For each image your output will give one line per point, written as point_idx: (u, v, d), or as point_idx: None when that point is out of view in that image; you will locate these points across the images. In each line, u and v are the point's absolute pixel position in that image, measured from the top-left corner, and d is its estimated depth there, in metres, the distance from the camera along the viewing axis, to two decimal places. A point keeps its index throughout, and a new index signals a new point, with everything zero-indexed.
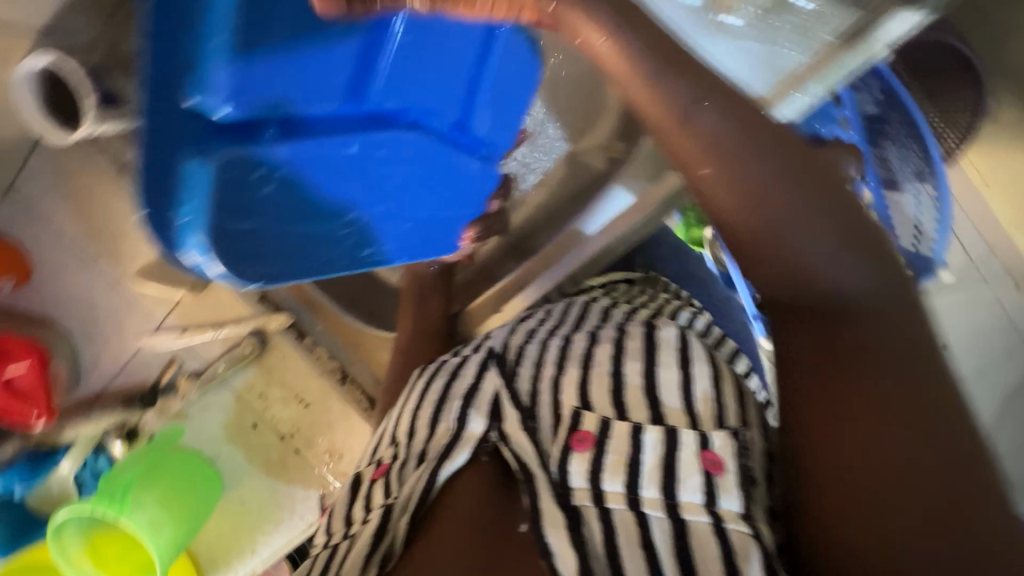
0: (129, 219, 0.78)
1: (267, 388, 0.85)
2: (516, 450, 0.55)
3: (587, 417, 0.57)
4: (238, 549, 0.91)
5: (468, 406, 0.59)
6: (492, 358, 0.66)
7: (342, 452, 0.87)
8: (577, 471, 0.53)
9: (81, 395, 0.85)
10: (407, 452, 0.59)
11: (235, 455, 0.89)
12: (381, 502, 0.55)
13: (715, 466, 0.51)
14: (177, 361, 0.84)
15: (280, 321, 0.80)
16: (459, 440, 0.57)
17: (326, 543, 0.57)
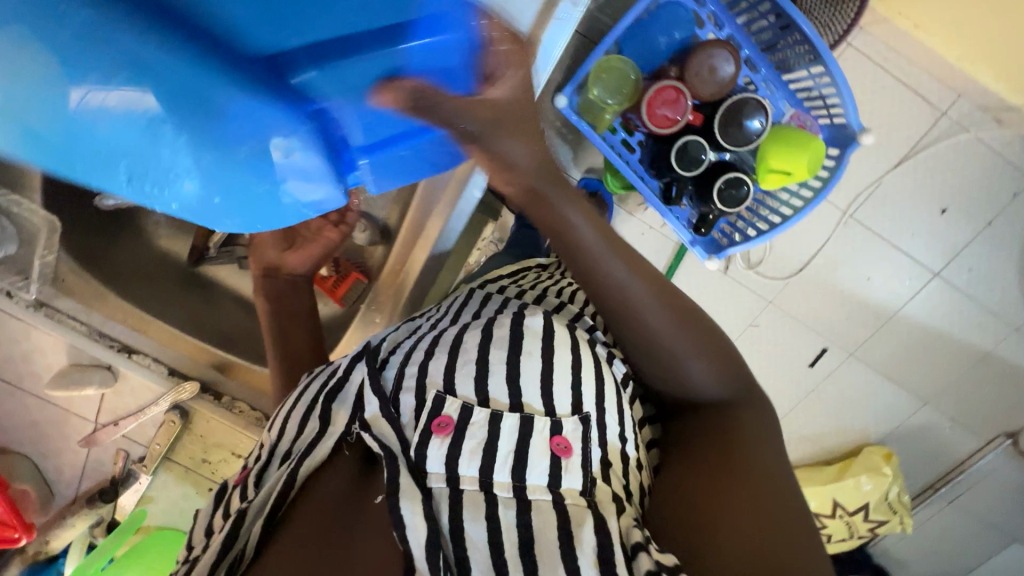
0: (26, 336, 0.81)
1: (207, 452, 0.91)
2: (375, 433, 0.64)
3: (449, 402, 0.67)
4: None
5: (329, 406, 0.69)
6: (363, 355, 0.76)
7: None
8: (434, 454, 0.63)
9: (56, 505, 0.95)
10: (268, 456, 0.70)
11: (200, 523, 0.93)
12: (236, 508, 0.63)
13: (565, 449, 0.65)
14: (122, 451, 0.89)
15: (191, 387, 0.86)
16: (320, 438, 0.67)
17: (187, 555, 0.64)
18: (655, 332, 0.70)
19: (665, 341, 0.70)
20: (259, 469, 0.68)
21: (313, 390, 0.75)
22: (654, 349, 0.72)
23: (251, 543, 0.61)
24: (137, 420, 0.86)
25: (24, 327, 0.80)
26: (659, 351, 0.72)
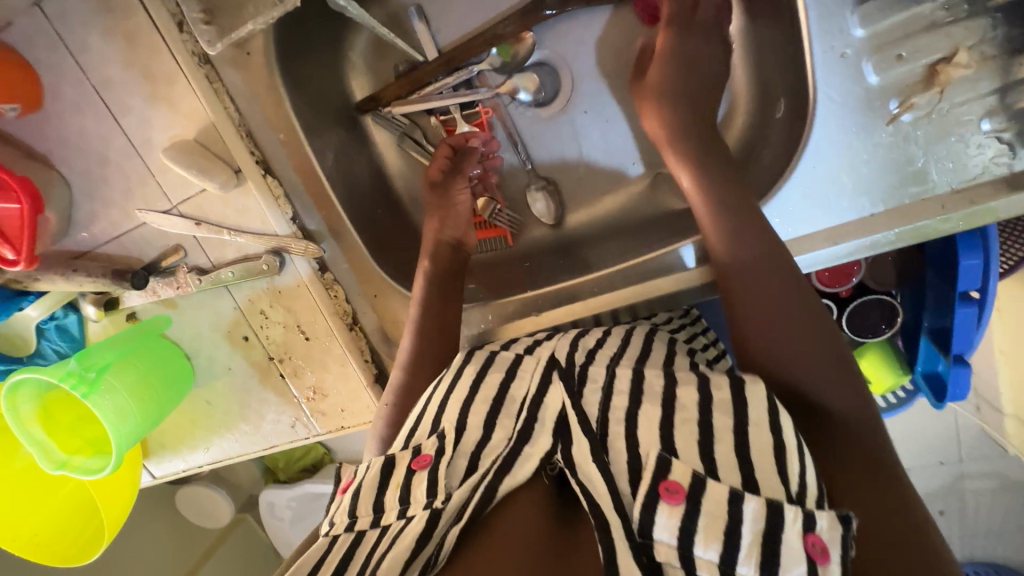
0: (170, 83, 0.67)
1: (270, 308, 0.78)
2: (584, 483, 0.50)
3: (677, 465, 0.48)
4: (192, 441, 0.92)
5: (532, 425, 0.55)
6: (558, 370, 0.58)
7: (328, 394, 0.83)
8: (661, 522, 0.46)
9: (95, 235, 0.78)
10: (453, 451, 0.55)
11: (217, 359, 0.84)
12: (428, 502, 0.52)
13: (820, 553, 0.43)
14: (181, 251, 0.76)
15: (271, 263, 0.74)
16: (520, 455, 0.54)
17: (351, 528, 0.54)
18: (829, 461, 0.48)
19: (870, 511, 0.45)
20: (445, 462, 0.55)
21: (495, 384, 0.60)
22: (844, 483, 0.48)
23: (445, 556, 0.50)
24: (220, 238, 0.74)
25: (176, 76, 0.66)
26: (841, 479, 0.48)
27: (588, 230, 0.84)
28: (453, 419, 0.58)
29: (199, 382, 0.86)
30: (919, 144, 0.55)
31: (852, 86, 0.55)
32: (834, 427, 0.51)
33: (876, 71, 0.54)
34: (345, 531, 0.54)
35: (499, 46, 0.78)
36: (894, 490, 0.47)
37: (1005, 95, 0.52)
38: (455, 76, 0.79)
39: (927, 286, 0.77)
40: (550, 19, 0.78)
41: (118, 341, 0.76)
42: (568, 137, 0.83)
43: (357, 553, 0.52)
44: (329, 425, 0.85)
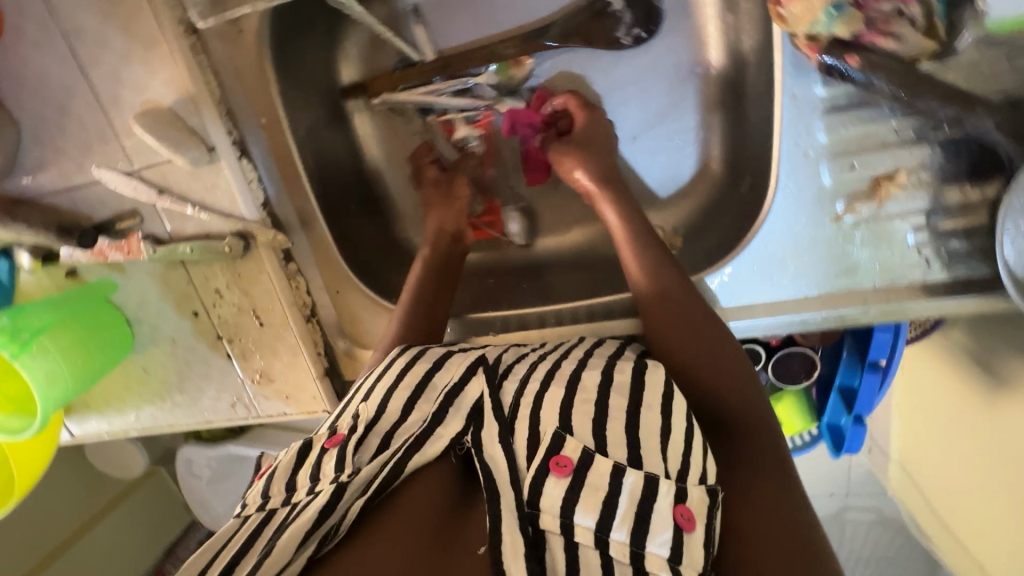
0: (150, 45, 0.63)
1: (226, 288, 0.76)
2: (486, 462, 0.48)
3: (568, 441, 0.48)
4: (120, 405, 0.89)
5: (444, 410, 0.51)
6: (483, 365, 0.56)
7: (276, 379, 0.83)
8: (546, 492, 0.46)
9: (42, 185, 0.74)
10: (365, 430, 0.50)
11: (161, 328, 0.82)
12: (335, 477, 0.47)
13: (688, 522, 0.44)
14: (138, 216, 0.74)
15: (233, 248, 0.72)
16: (431, 436, 0.50)
17: (263, 507, 0.48)
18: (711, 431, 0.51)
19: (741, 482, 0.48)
20: (358, 438, 0.50)
21: (419, 374, 0.56)
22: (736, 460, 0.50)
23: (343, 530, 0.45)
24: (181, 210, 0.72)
25: (157, 39, 0.63)
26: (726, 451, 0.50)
27: (555, 258, 0.87)
28: (372, 402, 0.53)
29: (137, 350, 0.84)
30: (857, 245, 0.62)
31: (807, 184, 0.60)
32: (731, 418, 0.53)
33: (831, 174, 0.59)
34: (256, 511, 0.48)
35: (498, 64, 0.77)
36: (772, 472, 0.48)
37: (929, 214, 0.59)
38: (451, 83, 0.78)
39: (844, 348, 0.86)
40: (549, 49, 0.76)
41: (55, 303, 0.72)
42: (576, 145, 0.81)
43: (264, 528, 0.45)
44: (270, 409, 0.85)
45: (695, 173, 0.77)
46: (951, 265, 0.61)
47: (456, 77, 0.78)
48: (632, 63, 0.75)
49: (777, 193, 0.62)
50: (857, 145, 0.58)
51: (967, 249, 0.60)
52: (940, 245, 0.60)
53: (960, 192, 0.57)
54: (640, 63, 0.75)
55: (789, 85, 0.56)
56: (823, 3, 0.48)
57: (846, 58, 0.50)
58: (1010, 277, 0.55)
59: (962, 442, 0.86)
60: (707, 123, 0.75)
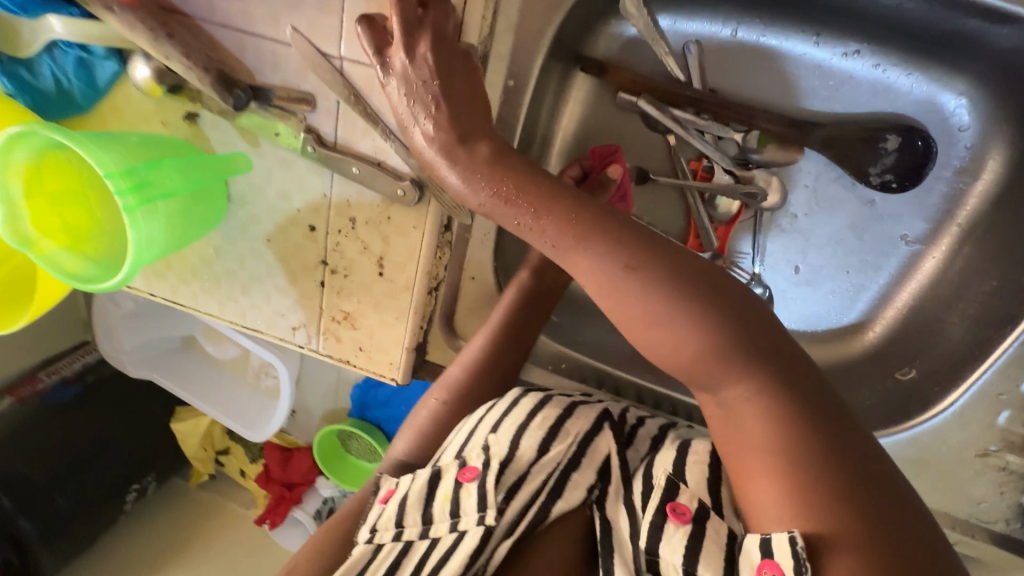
0: None
1: (365, 222, 0.67)
2: (609, 520, 0.51)
3: (684, 489, 0.50)
4: (163, 269, 0.78)
5: (580, 457, 0.55)
6: (608, 420, 0.59)
7: (359, 328, 0.75)
8: (668, 541, 0.47)
9: (215, 13, 0.60)
10: (499, 469, 0.53)
11: (261, 222, 0.71)
12: (479, 515, 0.51)
13: None
14: (313, 106, 0.62)
15: (405, 193, 0.63)
16: (568, 480, 0.54)
17: (399, 537, 0.53)
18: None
19: None
20: (493, 477, 0.52)
21: (549, 414, 0.58)
22: None
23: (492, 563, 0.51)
24: (369, 126, 0.62)
25: None
26: None
27: None
28: (506, 441, 0.55)
29: (223, 227, 0.73)
30: (977, 481, 0.65)
31: (979, 419, 0.62)
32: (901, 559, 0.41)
33: (1003, 421, 0.61)
34: (391, 540, 0.53)
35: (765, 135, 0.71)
36: None
37: None
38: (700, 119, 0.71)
39: None
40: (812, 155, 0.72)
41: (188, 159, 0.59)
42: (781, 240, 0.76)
43: (404, 562, 0.51)
44: (333, 350, 0.78)
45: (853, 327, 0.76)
46: None
47: (704, 115, 0.71)
48: (860, 203, 0.72)
49: (948, 409, 0.63)
50: None
51: None
52: None
53: None
54: (865, 207, 0.72)
55: None
56: None
57: None
58: None
59: None
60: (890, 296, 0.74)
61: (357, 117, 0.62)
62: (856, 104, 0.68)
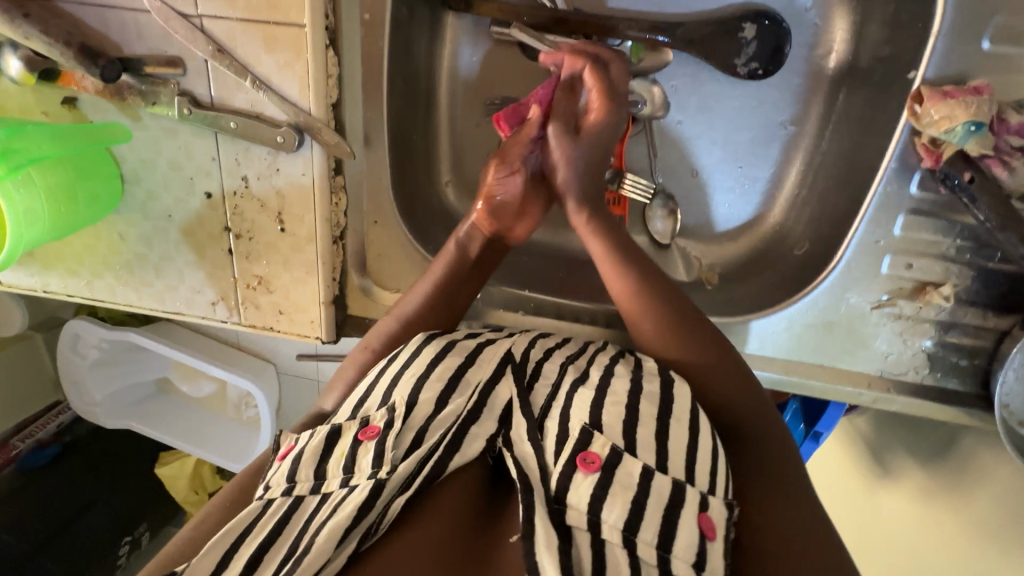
0: None
1: (257, 179, 0.69)
2: (518, 458, 0.52)
3: (598, 437, 0.51)
4: (76, 265, 0.79)
5: (480, 407, 0.55)
6: (512, 364, 0.59)
7: (275, 291, 0.75)
8: (576, 487, 0.49)
9: None
10: (400, 424, 0.53)
11: (158, 198, 0.72)
12: (372, 473, 0.50)
13: (710, 531, 0.47)
14: (182, 68, 0.64)
15: (284, 138, 0.65)
16: (466, 435, 0.53)
17: (289, 493, 0.52)
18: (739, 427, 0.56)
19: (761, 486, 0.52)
20: (393, 437, 0.52)
21: (450, 368, 0.58)
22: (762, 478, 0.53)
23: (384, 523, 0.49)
24: (239, 80, 0.64)
25: None
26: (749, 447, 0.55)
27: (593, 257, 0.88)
28: (405, 394, 0.55)
29: (121, 211, 0.73)
30: (879, 336, 0.68)
31: (867, 270, 0.65)
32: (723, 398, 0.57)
33: (888, 266, 0.64)
34: (282, 495, 0.51)
35: (635, 43, 0.73)
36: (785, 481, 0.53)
37: (947, 327, 0.66)
38: (570, 38, 0.73)
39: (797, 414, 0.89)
40: (681, 57, 0.75)
41: (59, 133, 0.64)
42: (676, 146, 0.79)
43: (293, 518, 0.49)
44: (256, 319, 0.78)
45: (755, 216, 0.79)
46: (944, 374, 0.68)
47: (575, 35, 0.73)
48: (739, 96, 0.75)
49: (838, 265, 0.66)
50: (919, 250, 0.63)
51: (964, 366, 0.67)
52: (945, 355, 0.67)
53: (981, 317, 0.64)
54: (738, 98, 0.75)
55: (890, 176, 0.60)
56: (966, 118, 0.53)
57: (963, 170, 0.56)
58: (999, 402, 0.63)
59: (846, 496, 0.97)
60: (781, 179, 0.77)
61: (227, 73, 0.63)
62: (708, 2, 0.72)
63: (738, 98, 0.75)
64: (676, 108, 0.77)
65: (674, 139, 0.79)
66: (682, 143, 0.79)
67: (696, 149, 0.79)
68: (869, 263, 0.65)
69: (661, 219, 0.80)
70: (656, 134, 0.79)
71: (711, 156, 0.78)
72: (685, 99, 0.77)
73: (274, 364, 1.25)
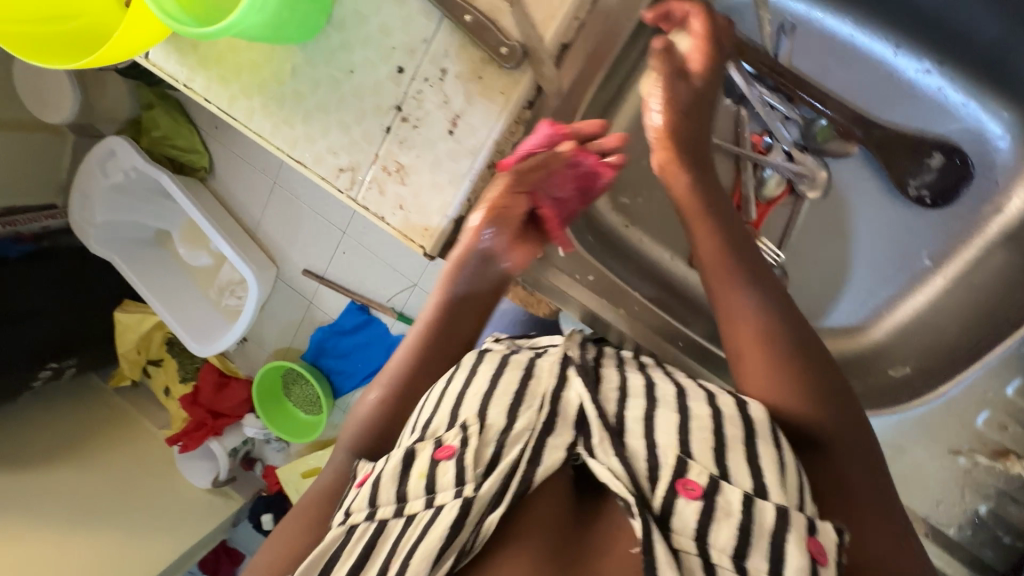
0: None
1: (455, 75, 0.69)
2: (605, 473, 0.49)
3: (695, 466, 0.48)
4: (230, 75, 0.78)
5: (553, 418, 0.52)
6: (573, 363, 0.56)
7: (408, 185, 0.75)
8: (680, 514, 0.47)
9: None
10: (475, 439, 0.51)
11: (350, 50, 0.72)
12: (455, 490, 0.50)
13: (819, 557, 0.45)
14: None
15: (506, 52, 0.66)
16: (544, 445, 0.51)
17: (371, 517, 0.51)
18: (847, 446, 0.53)
19: (860, 517, 0.51)
20: (468, 453, 0.51)
21: (512, 381, 0.55)
22: (860, 510, 0.51)
23: (481, 529, 0.49)
24: None
25: None
26: (850, 460, 0.53)
27: (691, 299, 0.90)
28: (473, 411, 0.53)
29: (308, 46, 0.74)
30: (941, 481, 0.69)
31: (960, 413, 0.68)
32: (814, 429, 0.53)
33: (982, 420, 0.67)
34: (364, 520, 0.51)
35: (827, 125, 0.77)
36: (884, 508, 0.52)
37: (1007, 501, 0.67)
38: (773, 94, 0.78)
39: None
40: (862, 157, 0.79)
41: None
42: (817, 233, 0.82)
43: (380, 540, 0.50)
44: (373, 203, 0.77)
45: (861, 328, 0.81)
46: (985, 543, 0.69)
47: (778, 94, 0.78)
48: (898, 214, 0.78)
49: (937, 399, 0.68)
50: (1017, 416, 0.66)
51: (1005, 545, 0.68)
52: (993, 528, 0.68)
53: None
54: (895, 216, 0.78)
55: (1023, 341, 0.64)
56: None
57: None
58: None
59: None
60: (899, 305, 0.79)
61: None
62: (911, 119, 0.76)
63: (892, 215, 0.78)
64: (834, 199, 0.81)
65: (816, 224, 0.82)
66: (822, 233, 0.82)
67: (833, 244, 0.81)
68: (966, 407, 0.67)
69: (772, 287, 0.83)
70: (806, 213, 0.82)
71: (843, 255, 0.81)
72: (846, 195, 0.80)
73: (277, 267, 1.40)
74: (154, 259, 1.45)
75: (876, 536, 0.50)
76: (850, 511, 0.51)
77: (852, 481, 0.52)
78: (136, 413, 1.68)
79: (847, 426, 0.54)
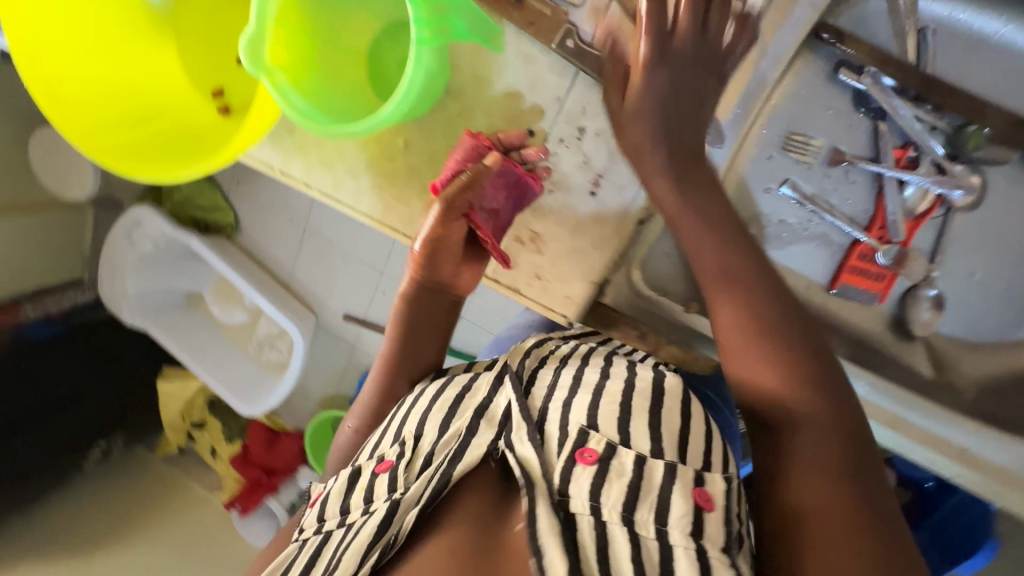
0: None
1: (596, 133, 0.64)
2: (520, 460, 0.49)
3: (594, 436, 0.49)
4: (331, 155, 0.73)
5: (477, 421, 0.53)
6: (509, 373, 0.57)
7: (546, 253, 0.70)
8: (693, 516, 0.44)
9: None
10: (411, 451, 0.53)
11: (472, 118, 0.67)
12: (387, 496, 0.50)
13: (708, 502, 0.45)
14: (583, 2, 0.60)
15: None
16: (467, 445, 0.51)
17: (319, 531, 0.53)
18: (810, 447, 0.46)
19: (819, 521, 0.43)
20: (403, 466, 0.52)
21: (449, 397, 0.57)
22: (814, 521, 0.43)
23: (402, 532, 0.48)
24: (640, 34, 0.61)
25: None
26: (819, 466, 0.45)
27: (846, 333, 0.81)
28: (412, 428, 0.55)
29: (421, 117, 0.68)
30: None
31: None
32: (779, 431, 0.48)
33: None
34: (313, 535, 0.53)
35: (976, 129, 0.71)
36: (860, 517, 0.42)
37: None
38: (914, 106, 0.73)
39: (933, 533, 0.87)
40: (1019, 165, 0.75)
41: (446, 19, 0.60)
42: (977, 248, 0.78)
43: (322, 551, 0.50)
44: (507, 276, 0.71)
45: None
46: None
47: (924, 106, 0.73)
48: None
49: None
50: None
51: None
52: None
53: None
54: None
55: None
56: None
57: None
58: None
59: None
60: None
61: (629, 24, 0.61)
62: None
63: None
64: (994, 211, 0.77)
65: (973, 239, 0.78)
66: (978, 246, 0.78)
67: (992, 257, 0.78)
68: None
69: (926, 308, 0.80)
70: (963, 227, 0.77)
71: (1002, 268, 0.78)
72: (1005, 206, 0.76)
73: (316, 315, 1.32)
74: (188, 321, 1.35)
75: (842, 545, 0.41)
76: (810, 518, 0.43)
77: (818, 483, 0.44)
78: (186, 478, 1.50)
79: (823, 421, 0.47)
